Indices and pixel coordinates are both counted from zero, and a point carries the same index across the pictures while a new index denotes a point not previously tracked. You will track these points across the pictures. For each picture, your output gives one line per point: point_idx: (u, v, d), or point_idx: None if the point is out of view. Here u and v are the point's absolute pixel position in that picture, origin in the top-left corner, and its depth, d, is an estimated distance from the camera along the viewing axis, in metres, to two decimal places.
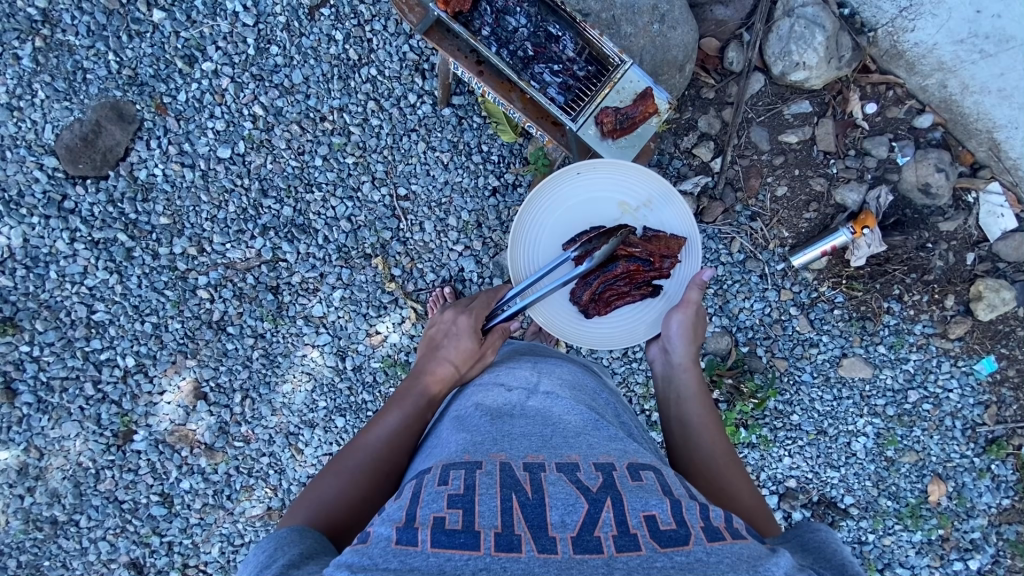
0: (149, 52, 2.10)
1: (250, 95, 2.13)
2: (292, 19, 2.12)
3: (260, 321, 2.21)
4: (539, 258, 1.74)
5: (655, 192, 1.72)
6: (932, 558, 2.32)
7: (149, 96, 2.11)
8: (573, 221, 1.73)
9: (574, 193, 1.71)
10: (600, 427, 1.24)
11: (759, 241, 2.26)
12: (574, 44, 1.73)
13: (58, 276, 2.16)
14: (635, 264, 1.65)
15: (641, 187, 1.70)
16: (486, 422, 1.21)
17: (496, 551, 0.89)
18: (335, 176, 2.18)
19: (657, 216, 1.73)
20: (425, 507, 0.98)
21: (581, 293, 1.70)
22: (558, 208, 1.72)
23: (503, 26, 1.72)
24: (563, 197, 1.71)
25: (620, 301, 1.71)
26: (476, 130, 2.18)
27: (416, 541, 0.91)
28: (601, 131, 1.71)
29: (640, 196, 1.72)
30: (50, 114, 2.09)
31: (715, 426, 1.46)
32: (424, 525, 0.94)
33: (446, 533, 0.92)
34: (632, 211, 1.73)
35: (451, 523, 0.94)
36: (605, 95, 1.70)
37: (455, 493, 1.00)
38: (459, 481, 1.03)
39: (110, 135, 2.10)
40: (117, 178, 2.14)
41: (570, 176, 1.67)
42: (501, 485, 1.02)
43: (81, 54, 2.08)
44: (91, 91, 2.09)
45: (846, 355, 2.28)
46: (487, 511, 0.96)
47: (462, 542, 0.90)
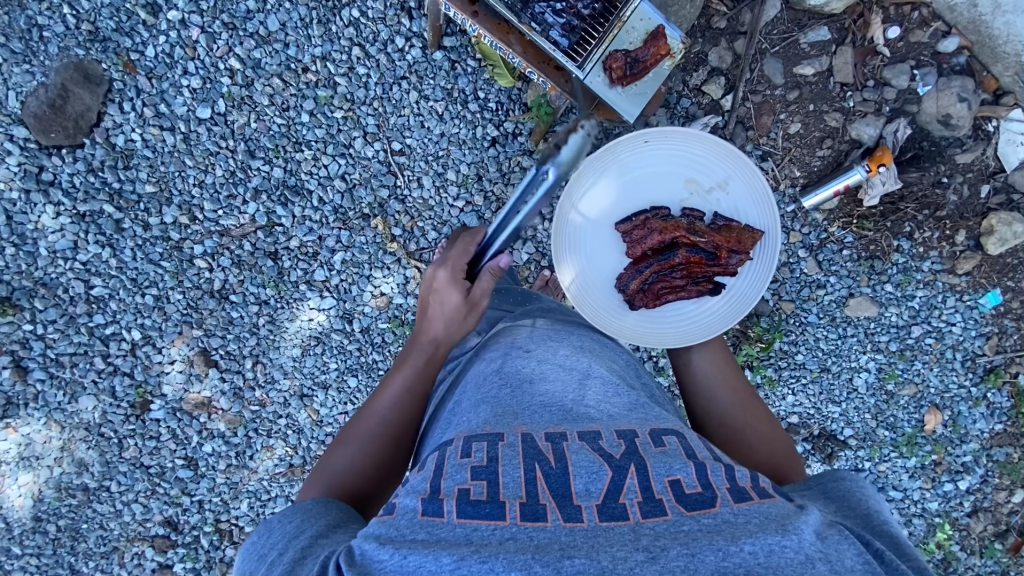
0: (108, 3, 1.88)
1: (225, 46, 1.95)
2: None
3: (263, 287, 2.19)
4: (585, 239, 1.58)
5: (734, 174, 1.53)
6: (924, 480, 2.45)
7: (114, 53, 1.91)
8: (628, 198, 1.57)
9: (638, 165, 1.54)
10: (620, 394, 1.26)
11: (770, 181, 2.18)
12: None
13: (49, 253, 2.07)
14: (696, 255, 1.52)
15: (716, 167, 1.52)
16: (505, 392, 1.24)
17: (522, 521, 0.94)
18: (324, 132, 2.07)
19: (731, 201, 1.55)
20: (449, 479, 1.04)
21: (629, 283, 1.56)
22: (614, 184, 1.56)
23: None
24: (623, 169, 1.55)
25: (671, 294, 1.54)
26: (471, 75, 2.04)
27: (442, 512, 0.98)
28: (609, 78, 1.50)
29: (713, 177, 1.55)
30: (11, 80, 1.90)
31: (725, 376, 1.44)
32: (448, 497, 1.00)
33: (471, 504, 0.98)
34: (698, 194, 1.56)
35: (476, 494, 0.99)
36: (615, 35, 1.48)
37: (478, 465, 1.05)
38: (481, 453, 1.07)
39: (79, 100, 1.92)
40: (95, 146, 1.99)
41: (637, 145, 1.50)
42: (523, 455, 1.06)
43: (33, 9, 1.86)
44: (51, 51, 1.89)
45: (853, 295, 2.29)
46: (510, 482, 1.01)
47: (488, 512, 0.96)
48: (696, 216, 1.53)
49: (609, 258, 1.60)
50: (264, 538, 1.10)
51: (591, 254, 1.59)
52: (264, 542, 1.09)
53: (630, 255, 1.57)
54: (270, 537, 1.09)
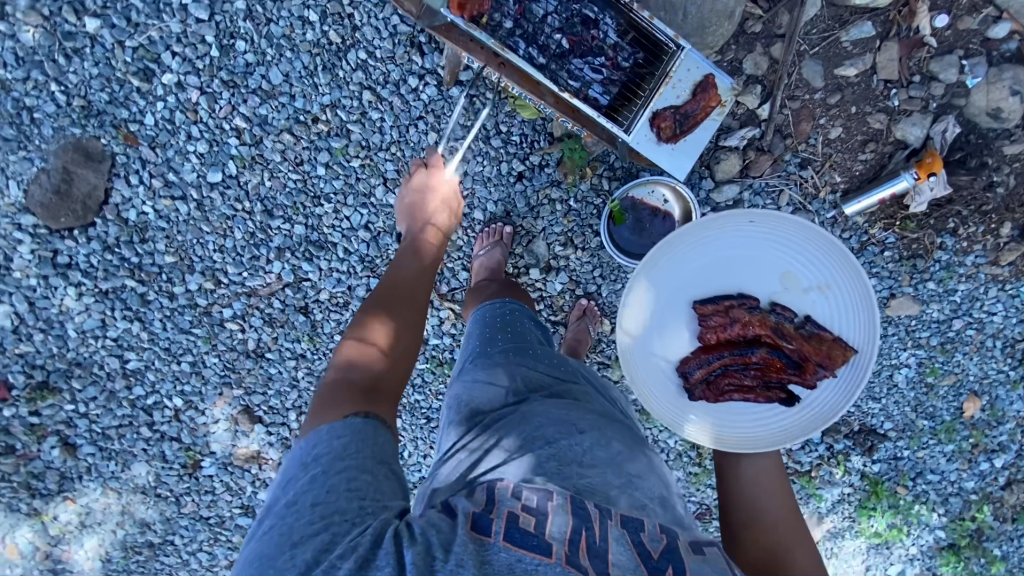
0: (95, 73, 1.74)
1: (228, 105, 1.82)
2: (253, 3, 1.75)
3: (297, 342, 2.14)
4: (657, 310, 1.54)
5: (840, 283, 1.45)
6: (961, 462, 2.49)
7: (112, 126, 1.79)
8: (718, 278, 1.51)
9: (736, 244, 1.49)
10: (664, 490, 1.17)
11: (809, 190, 2.09)
12: (616, 25, 1.47)
13: (78, 333, 2.03)
14: (776, 359, 1.48)
15: (821, 268, 1.45)
16: (556, 431, 1.18)
17: (565, 564, 0.88)
18: (343, 183, 1.95)
19: (826, 308, 1.47)
20: (502, 502, 0.98)
21: (693, 370, 1.50)
22: (702, 258, 1.51)
23: (529, 14, 1.46)
24: (717, 247, 1.50)
25: (738, 394, 1.47)
26: (491, 107, 1.91)
27: (490, 531, 0.93)
28: (658, 137, 1.51)
29: (815, 278, 1.47)
30: (9, 168, 1.80)
31: (777, 482, 1.30)
32: (499, 516, 0.96)
33: (521, 530, 0.93)
34: (793, 292, 1.48)
35: (526, 525, 0.94)
36: (663, 91, 1.47)
37: (530, 501, 0.98)
38: (534, 491, 1.01)
39: (84, 181, 1.82)
40: (107, 224, 1.90)
41: (741, 220, 1.46)
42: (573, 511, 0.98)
43: (19, 90, 1.74)
44: (45, 133, 1.78)
45: (893, 295, 2.25)
46: (558, 530, 0.94)
47: (533, 546, 0.90)
48: (787, 315, 1.48)
49: (677, 339, 1.54)
50: (303, 459, 1.03)
51: (659, 330, 1.54)
52: (310, 460, 1.01)
53: (701, 341, 1.51)
54: (316, 453, 1.02)
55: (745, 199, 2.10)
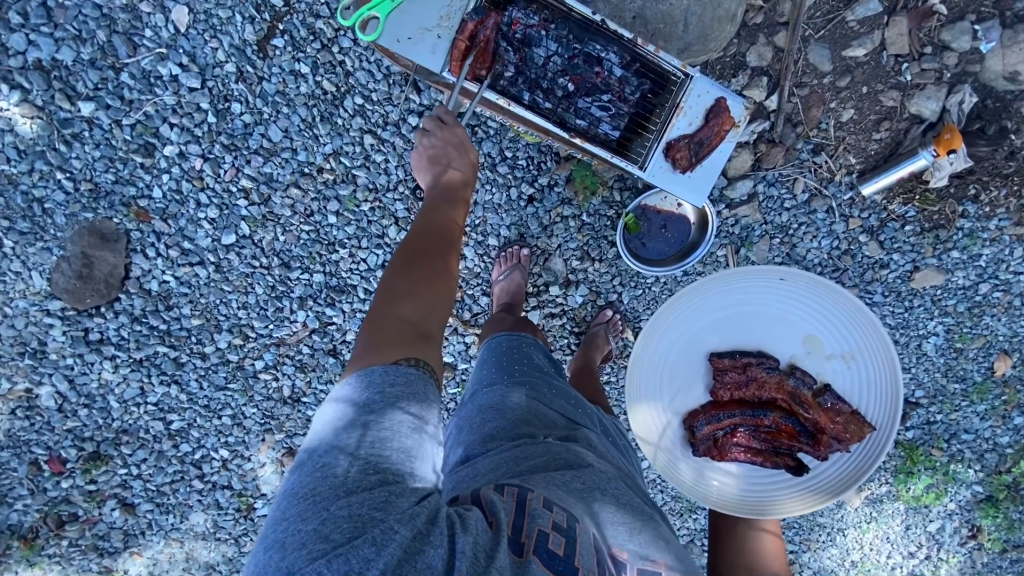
0: (98, 155, 1.75)
1: (232, 168, 1.82)
2: (244, 63, 1.73)
3: (331, 383, 2.13)
4: (677, 356, 1.65)
5: (865, 353, 1.58)
6: (994, 419, 2.45)
7: (122, 205, 1.80)
8: (743, 335, 1.63)
9: (761, 302, 1.62)
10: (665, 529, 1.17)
11: (825, 174, 2.08)
12: (620, 59, 1.57)
13: (121, 402, 2.05)
14: (789, 424, 1.60)
15: (847, 338, 1.58)
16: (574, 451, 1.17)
17: None
18: (355, 228, 1.94)
19: (845, 377, 1.59)
20: (532, 517, 0.92)
21: (703, 424, 1.60)
22: (725, 312, 1.64)
23: (532, 62, 1.56)
24: (742, 304, 1.63)
25: (745, 454, 1.60)
26: (494, 136, 1.92)
27: (522, 550, 0.87)
28: (673, 166, 1.61)
29: (841, 347, 1.59)
30: (30, 260, 1.81)
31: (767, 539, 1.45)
32: (529, 535, 0.90)
33: (551, 552, 0.88)
34: (816, 357, 1.60)
35: (555, 545, 0.90)
36: (674, 121, 1.58)
37: (560, 521, 0.94)
38: (562, 511, 0.96)
39: (104, 262, 1.83)
40: (131, 297, 1.91)
41: (773, 277, 1.60)
42: (595, 544, 0.95)
43: (25, 183, 1.74)
44: (58, 221, 1.78)
45: (918, 268, 2.22)
46: (585, 556, 0.91)
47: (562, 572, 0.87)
48: (807, 380, 1.58)
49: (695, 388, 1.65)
50: (361, 404, 0.97)
51: (676, 376, 1.66)
52: (356, 425, 0.94)
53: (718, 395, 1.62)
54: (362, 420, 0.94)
55: (759, 192, 2.09)
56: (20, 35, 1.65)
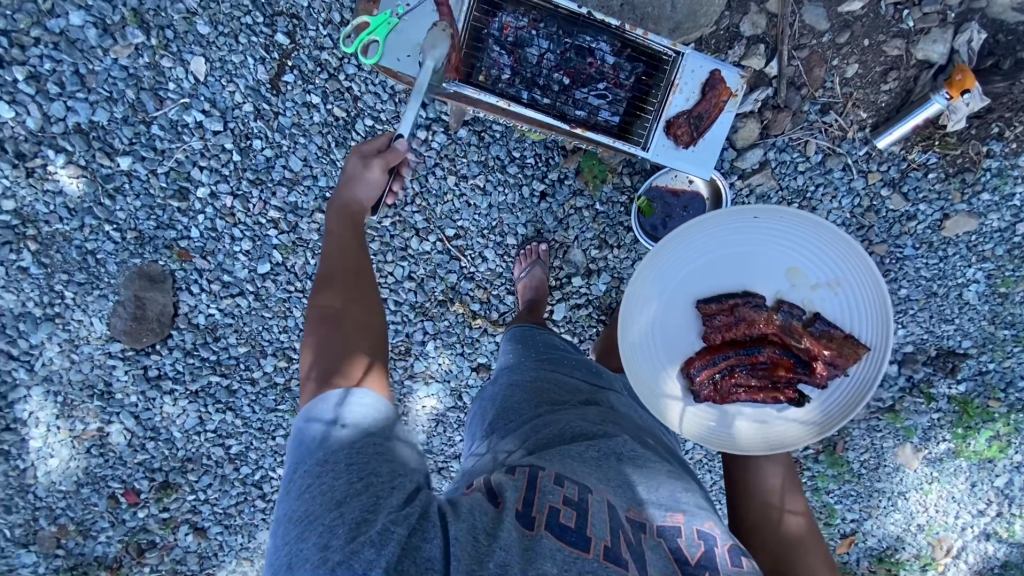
0: (139, 204, 1.89)
1: (259, 202, 1.93)
2: (260, 102, 1.85)
3: None
4: (658, 311, 1.49)
5: (852, 276, 1.42)
6: None
7: (166, 247, 1.94)
8: (720, 277, 1.48)
9: (732, 242, 1.46)
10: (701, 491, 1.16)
11: (836, 133, 2.06)
12: (612, 47, 1.63)
13: (183, 432, 2.16)
14: (785, 359, 1.45)
15: (833, 263, 1.42)
16: (590, 423, 1.18)
17: (605, 560, 0.89)
18: (379, 244, 2.07)
19: (836, 304, 1.45)
20: (542, 494, 0.97)
21: (699, 371, 1.46)
22: (697, 261, 1.48)
23: (526, 60, 1.63)
24: (715, 246, 1.47)
25: (746, 397, 1.45)
26: (501, 139, 1.98)
27: (531, 525, 0.92)
28: (676, 143, 1.64)
29: (826, 274, 1.44)
30: (89, 308, 1.96)
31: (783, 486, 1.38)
32: (540, 512, 0.94)
33: (561, 525, 0.93)
34: (801, 288, 1.46)
35: (565, 519, 0.94)
36: (672, 99, 1.62)
37: (571, 496, 0.97)
38: (575, 486, 0.99)
39: (155, 302, 1.97)
40: (182, 332, 2.04)
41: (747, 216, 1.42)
42: (611, 515, 0.97)
43: (78, 238, 1.89)
44: (111, 269, 1.93)
45: (947, 215, 2.16)
46: (598, 524, 0.94)
47: (573, 541, 0.91)
48: (795, 313, 1.45)
49: (684, 337, 1.50)
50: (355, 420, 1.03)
51: (664, 328, 1.49)
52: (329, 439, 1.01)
53: (707, 340, 1.48)
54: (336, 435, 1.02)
55: (770, 159, 2.08)
56: (58, 103, 1.79)
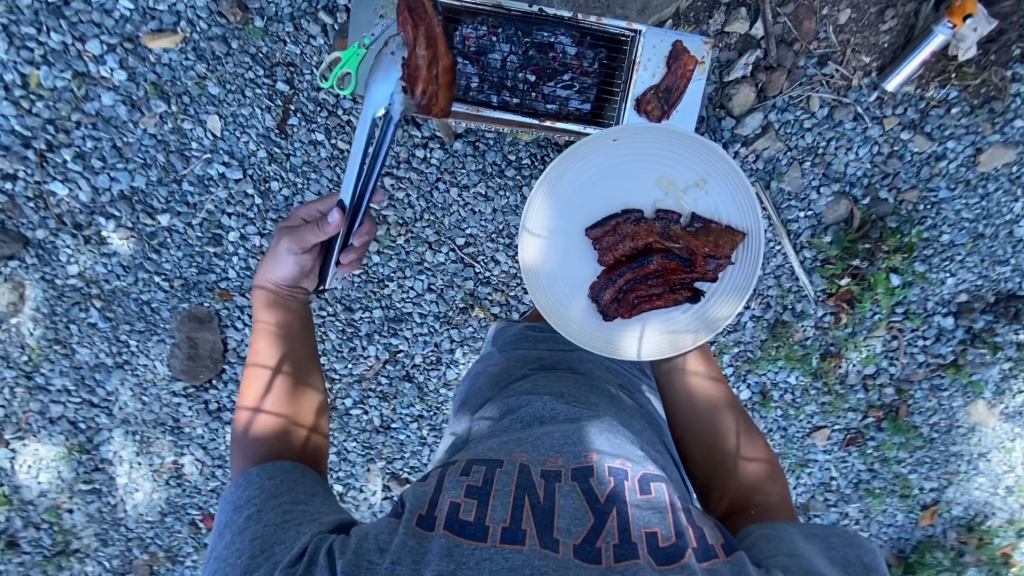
0: (182, 254, 2.10)
1: None
2: (272, 147, 2.02)
3: (412, 406, 2.33)
4: (552, 243, 1.58)
5: (709, 171, 1.55)
6: None
7: (209, 290, 2.14)
8: (602, 201, 1.58)
9: (603, 164, 1.55)
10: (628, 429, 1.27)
11: (839, 83, 1.98)
12: (570, 37, 1.69)
13: None
14: (672, 261, 1.55)
15: (690, 165, 1.55)
16: (515, 402, 1.32)
17: (500, 542, 1.01)
18: (397, 262, 2.17)
19: (709, 198, 1.56)
20: (445, 493, 1.10)
21: (602, 293, 1.56)
22: (576, 191, 1.57)
23: (492, 65, 1.72)
24: (592, 171, 1.56)
25: (649, 303, 1.53)
26: (495, 145, 2.05)
27: (432, 526, 1.05)
28: (650, 118, 1.68)
29: (690, 175, 1.56)
30: (152, 352, 2.18)
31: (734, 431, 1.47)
32: (442, 512, 1.07)
33: (460, 521, 1.05)
34: (670, 194, 1.57)
35: (464, 512, 1.06)
36: (637, 77, 1.67)
37: (473, 484, 1.10)
38: (478, 474, 1.12)
39: (206, 340, 2.17)
40: (233, 365, 2.22)
41: (606, 144, 1.52)
42: (516, 485, 1.09)
43: (134, 291, 2.12)
44: (165, 315, 2.15)
45: (981, 150, 2.02)
46: (498, 505, 1.06)
47: (471, 533, 1.03)
48: (671, 218, 1.55)
49: (582, 262, 1.60)
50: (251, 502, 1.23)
51: (561, 257, 1.59)
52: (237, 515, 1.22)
53: (602, 263, 1.57)
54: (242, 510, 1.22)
55: (773, 121, 2.03)
56: (104, 176, 2.03)
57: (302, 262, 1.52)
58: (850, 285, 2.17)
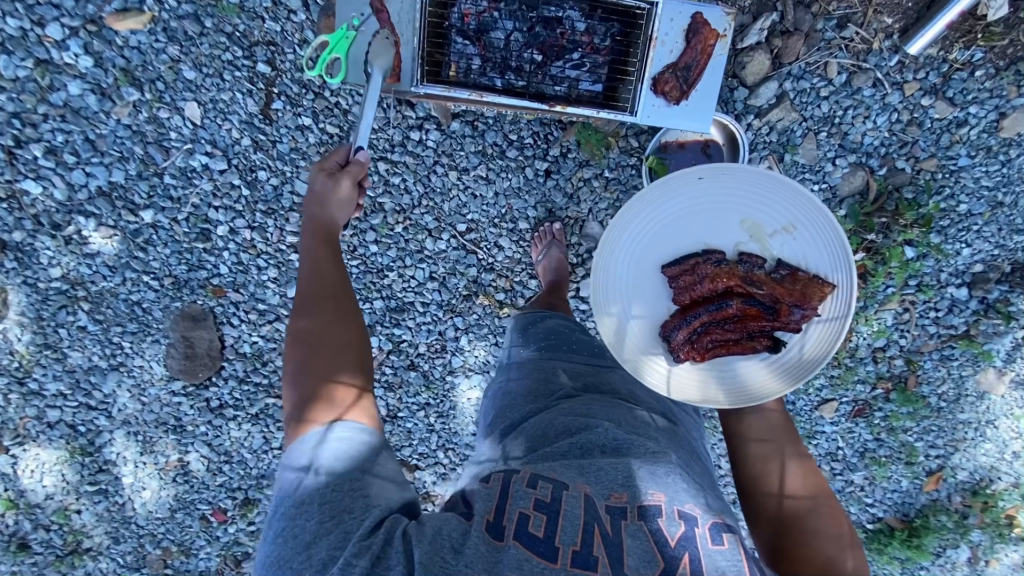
0: (169, 252, 2.00)
1: (276, 231, 2.01)
2: (256, 134, 1.92)
3: (418, 395, 2.25)
4: (622, 278, 1.43)
5: (804, 217, 1.36)
6: None
7: (201, 287, 2.05)
8: (682, 237, 1.42)
9: (686, 202, 1.39)
10: (692, 469, 1.22)
11: (859, 47, 1.89)
12: (579, 11, 1.69)
13: (254, 452, 2.25)
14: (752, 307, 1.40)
15: (782, 208, 1.36)
16: (573, 420, 1.25)
17: (571, 566, 0.97)
18: (395, 251, 2.08)
19: (798, 245, 1.38)
20: (513, 502, 1.06)
21: (674, 333, 1.40)
22: (654, 224, 1.40)
23: (494, 45, 1.71)
24: (673, 207, 1.40)
25: (724, 350, 1.39)
26: (495, 125, 1.95)
27: (501, 536, 1.01)
28: (668, 99, 1.69)
29: (780, 219, 1.38)
30: (147, 353, 2.11)
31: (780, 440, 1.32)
32: (510, 521, 1.03)
33: (529, 535, 1.01)
34: (756, 237, 1.40)
35: (534, 526, 1.02)
36: (655, 53, 1.66)
37: (542, 499, 1.06)
38: (547, 488, 1.07)
39: (202, 339, 2.09)
40: (232, 362, 2.15)
41: (690, 180, 1.36)
42: (586, 509, 1.05)
43: (123, 292, 2.03)
44: (157, 315, 2.07)
45: (1005, 114, 1.92)
46: (569, 526, 1.02)
47: (541, 550, 0.98)
48: (754, 261, 1.39)
49: (655, 300, 1.44)
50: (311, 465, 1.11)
51: (631, 292, 1.43)
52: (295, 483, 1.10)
53: (676, 302, 1.42)
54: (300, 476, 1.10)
55: (788, 91, 1.93)
56: (78, 171, 1.92)
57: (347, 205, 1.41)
58: (862, 260, 2.10)
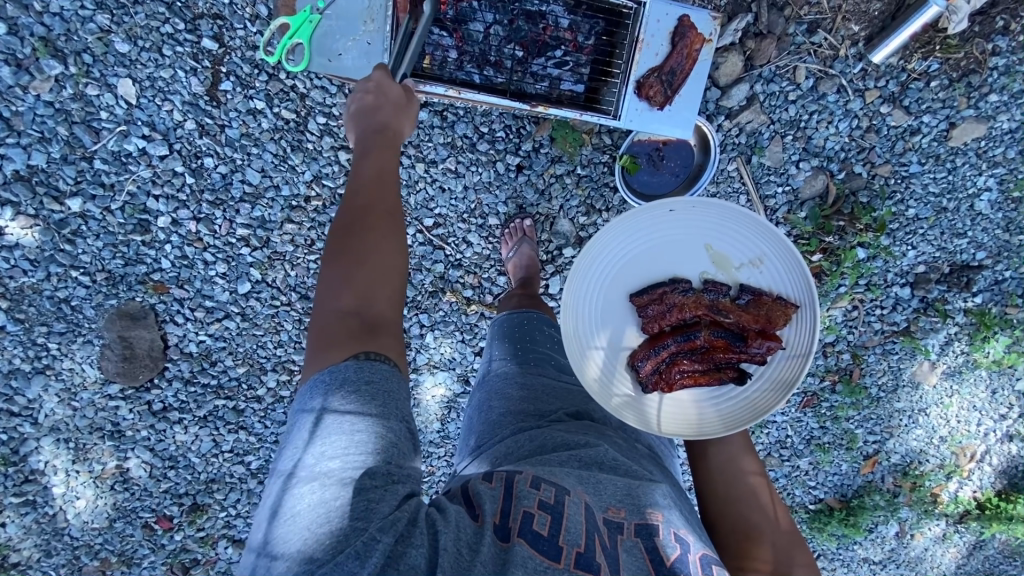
0: (101, 244, 1.82)
1: (225, 222, 1.86)
2: (202, 116, 1.77)
3: None
4: (592, 304, 1.38)
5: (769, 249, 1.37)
6: None
7: (140, 282, 1.88)
8: (651, 266, 1.40)
9: (655, 233, 1.38)
10: (678, 493, 1.22)
11: (826, 53, 1.94)
12: (563, 5, 1.66)
13: (202, 456, 2.09)
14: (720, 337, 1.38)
15: (748, 240, 1.36)
16: (575, 438, 1.24)
17: (574, 568, 0.95)
18: None
19: (762, 279, 1.38)
20: (517, 501, 1.02)
21: (641, 364, 1.38)
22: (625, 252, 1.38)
23: (471, 36, 1.66)
24: (642, 238, 1.38)
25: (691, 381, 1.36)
26: (465, 117, 1.88)
27: (507, 537, 0.97)
28: (653, 104, 1.68)
29: (746, 252, 1.38)
30: (77, 355, 1.91)
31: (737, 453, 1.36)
32: (516, 521, 0.99)
33: (536, 534, 0.98)
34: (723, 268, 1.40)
35: (540, 525, 0.99)
36: (640, 56, 1.65)
37: (546, 500, 1.02)
38: (550, 491, 1.04)
39: (141, 338, 1.92)
40: (176, 363, 1.98)
41: (661, 210, 1.34)
42: (586, 519, 1.03)
43: (47, 288, 1.83)
44: (88, 313, 1.87)
45: (954, 124, 2.01)
46: (571, 529, 1.00)
47: (546, 550, 0.96)
48: (720, 290, 1.40)
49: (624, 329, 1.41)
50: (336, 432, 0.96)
51: (601, 320, 1.39)
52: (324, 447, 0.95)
53: (644, 332, 1.40)
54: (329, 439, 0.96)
55: (758, 94, 1.96)
56: None
57: (412, 113, 1.35)
58: (819, 260, 2.16)
